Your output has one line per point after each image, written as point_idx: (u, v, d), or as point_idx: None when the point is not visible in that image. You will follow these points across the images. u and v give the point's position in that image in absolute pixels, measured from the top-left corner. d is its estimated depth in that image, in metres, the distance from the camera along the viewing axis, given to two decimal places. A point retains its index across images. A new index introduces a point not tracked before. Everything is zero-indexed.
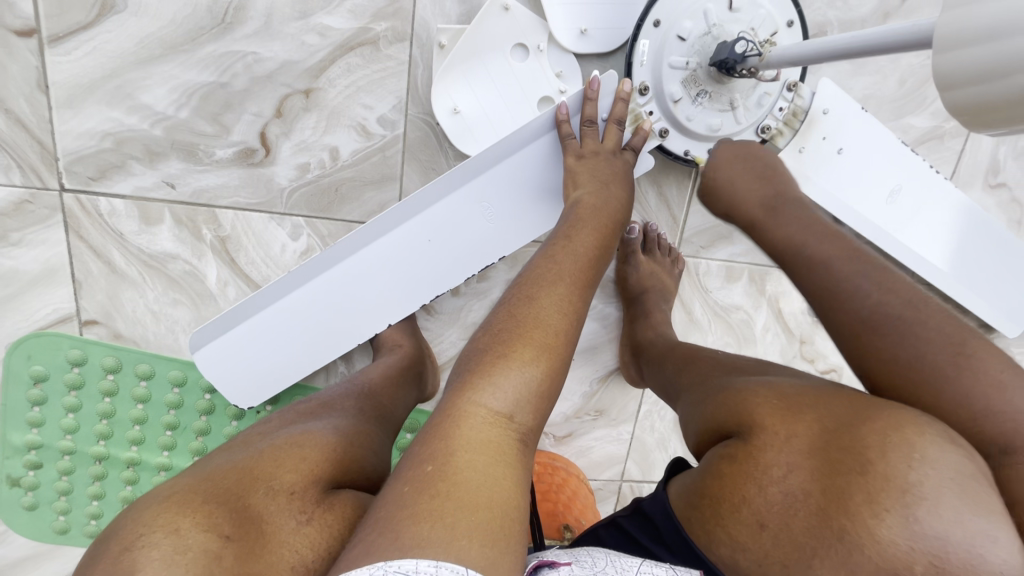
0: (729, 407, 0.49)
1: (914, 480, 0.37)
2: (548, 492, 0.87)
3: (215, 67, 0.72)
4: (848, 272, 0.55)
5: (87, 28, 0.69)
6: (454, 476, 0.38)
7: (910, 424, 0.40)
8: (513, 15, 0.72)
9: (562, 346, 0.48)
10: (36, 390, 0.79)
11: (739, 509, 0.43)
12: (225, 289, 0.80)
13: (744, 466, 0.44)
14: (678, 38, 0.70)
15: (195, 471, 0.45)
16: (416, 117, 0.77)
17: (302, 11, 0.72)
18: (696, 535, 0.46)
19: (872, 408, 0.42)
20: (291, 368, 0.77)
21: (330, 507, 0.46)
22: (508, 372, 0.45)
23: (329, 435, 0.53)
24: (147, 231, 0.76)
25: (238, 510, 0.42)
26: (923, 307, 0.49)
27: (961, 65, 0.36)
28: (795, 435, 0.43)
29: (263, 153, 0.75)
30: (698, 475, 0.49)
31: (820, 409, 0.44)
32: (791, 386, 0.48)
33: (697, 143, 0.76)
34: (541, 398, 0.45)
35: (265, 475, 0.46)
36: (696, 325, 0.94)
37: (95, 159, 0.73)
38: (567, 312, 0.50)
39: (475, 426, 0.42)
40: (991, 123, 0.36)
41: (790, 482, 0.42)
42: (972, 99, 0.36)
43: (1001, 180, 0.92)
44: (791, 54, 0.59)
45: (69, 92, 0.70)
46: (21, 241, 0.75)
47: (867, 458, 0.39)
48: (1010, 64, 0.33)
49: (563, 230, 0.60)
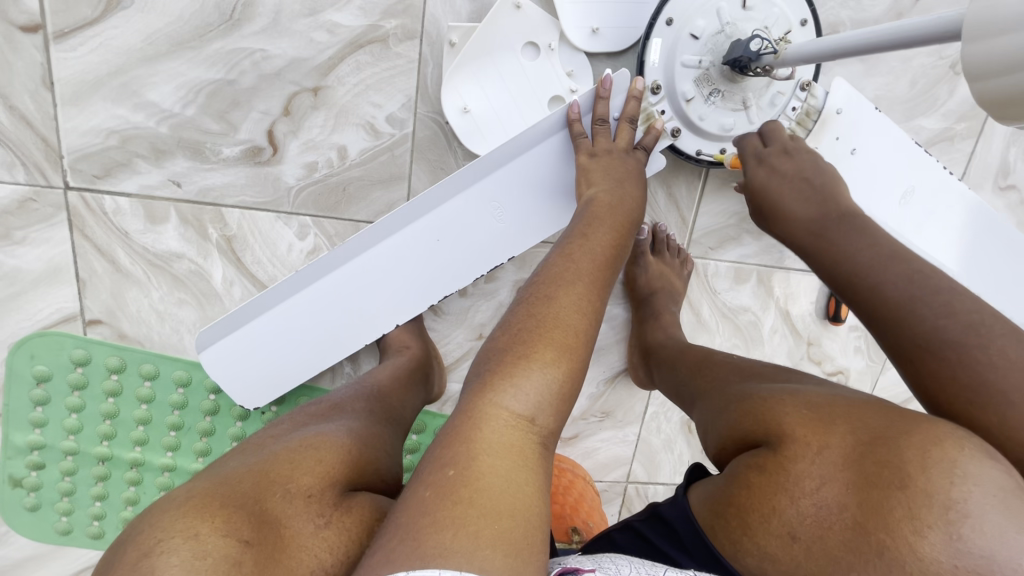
0: (755, 416, 0.49)
1: (957, 496, 0.36)
2: (555, 494, 0.86)
3: (223, 64, 0.71)
4: (903, 285, 0.49)
5: (93, 23, 0.68)
6: (477, 482, 0.38)
7: (947, 437, 0.39)
8: (525, 13, 0.71)
9: (582, 348, 0.48)
10: (39, 389, 0.78)
11: (769, 520, 0.43)
12: (231, 289, 0.79)
13: (774, 477, 0.44)
14: (691, 36, 0.70)
15: (210, 475, 0.44)
16: (425, 115, 0.76)
17: (310, 8, 0.71)
18: (720, 543, 0.46)
19: (908, 420, 0.42)
20: (301, 369, 0.76)
21: (347, 511, 0.46)
22: (530, 376, 0.44)
23: (343, 437, 0.52)
24: (152, 230, 0.76)
25: (256, 513, 0.41)
26: (988, 330, 0.44)
27: (991, 55, 0.36)
28: (827, 446, 0.43)
29: (270, 151, 0.74)
30: (723, 482, 0.49)
31: (853, 420, 0.44)
32: (819, 396, 0.48)
33: (708, 143, 0.76)
34: (562, 401, 0.45)
35: (281, 478, 0.45)
36: (704, 326, 0.93)
37: (100, 156, 0.72)
38: (586, 310, 0.50)
39: (497, 429, 0.41)
40: (1021, 115, 0.36)
41: (824, 495, 0.41)
42: (1002, 90, 0.36)
43: (1011, 182, 0.92)
44: (807, 52, 0.58)
45: (74, 89, 0.69)
46: (25, 240, 0.74)
47: (906, 472, 0.38)
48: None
49: (578, 228, 0.60)
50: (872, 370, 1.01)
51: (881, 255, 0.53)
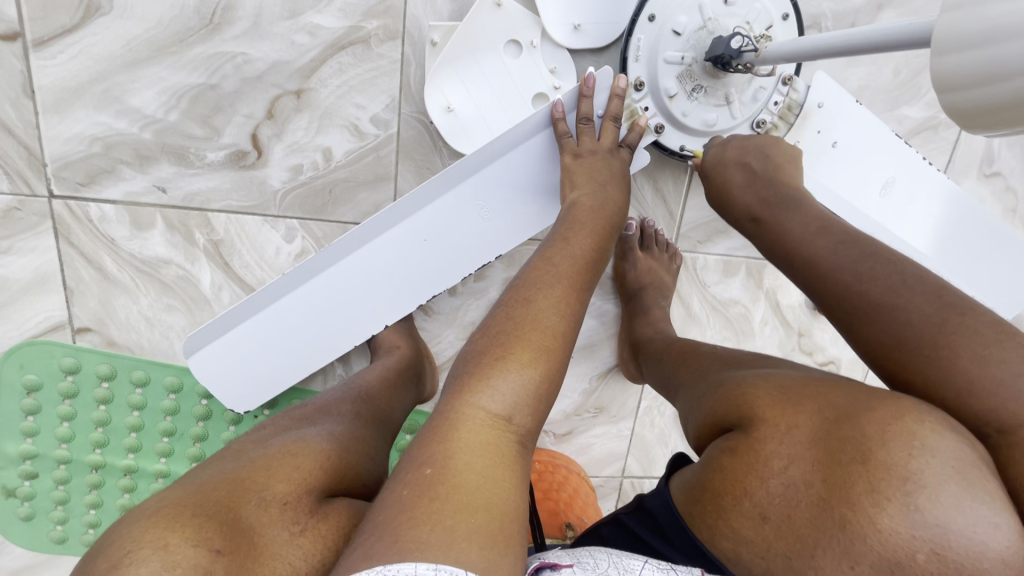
0: (728, 400, 0.50)
1: (914, 468, 0.37)
2: (549, 491, 0.87)
3: (204, 68, 0.71)
4: (831, 251, 0.53)
5: (72, 31, 0.68)
6: (454, 478, 0.38)
7: (909, 412, 0.40)
8: (505, 11, 0.71)
9: (558, 346, 0.48)
10: (29, 399, 0.78)
11: (741, 502, 0.43)
12: (219, 293, 0.79)
13: (745, 458, 0.44)
14: (674, 32, 0.70)
15: (186, 483, 0.44)
16: (409, 116, 0.76)
17: (291, 10, 0.71)
18: (699, 529, 0.46)
19: (871, 396, 0.42)
20: (291, 374, 0.76)
21: (324, 518, 0.45)
22: (506, 374, 0.44)
23: (324, 442, 0.52)
24: (138, 236, 0.75)
25: (227, 521, 0.41)
26: (911, 286, 0.47)
27: (961, 66, 0.36)
28: (795, 426, 0.43)
29: (255, 155, 0.74)
30: (699, 469, 0.49)
31: (821, 399, 0.44)
32: (791, 378, 0.48)
33: (692, 139, 0.76)
34: (540, 398, 0.45)
35: (256, 485, 0.45)
36: (695, 320, 0.94)
37: (84, 164, 0.72)
38: (565, 312, 0.50)
39: (474, 429, 0.41)
40: (992, 125, 0.36)
41: (791, 474, 0.41)
42: (973, 103, 0.36)
43: (996, 169, 0.92)
44: (788, 51, 0.58)
45: (55, 96, 0.69)
46: (11, 249, 0.74)
47: (867, 447, 0.39)
48: (1012, 67, 0.33)
49: (559, 231, 0.60)
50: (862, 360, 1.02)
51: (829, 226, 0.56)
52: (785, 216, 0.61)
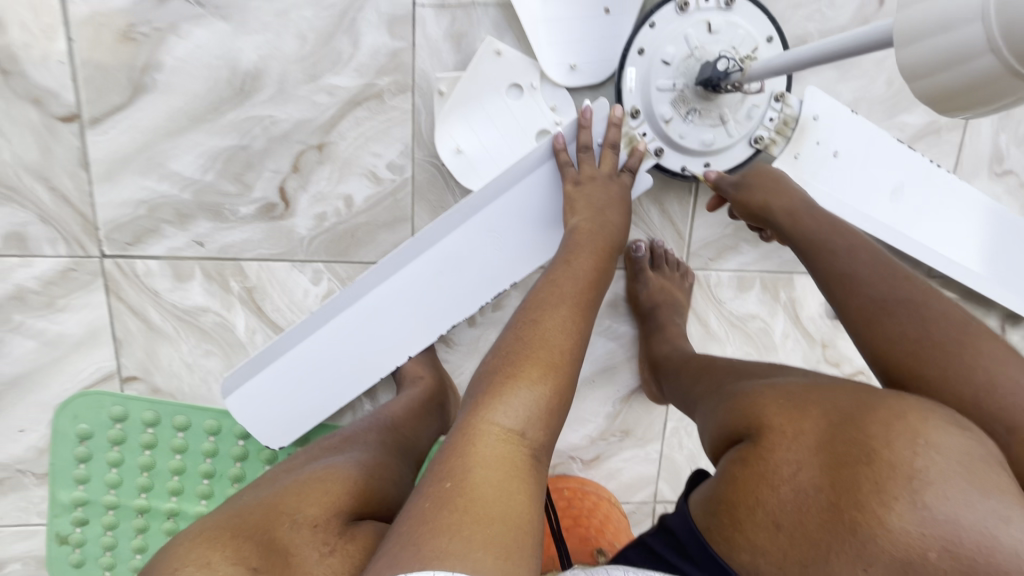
0: (742, 412, 0.57)
1: (918, 466, 0.44)
2: (579, 517, 0.89)
3: (236, 132, 0.77)
4: (870, 263, 0.60)
5: (121, 108, 0.75)
6: (472, 490, 0.40)
7: (912, 412, 0.47)
8: (505, 58, 0.77)
9: (567, 365, 0.50)
10: (81, 447, 0.84)
11: (755, 511, 0.49)
12: (254, 336, 0.84)
13: (756, 468, 0.51)
14: (663, 62, 0.74)
15: (225, 508, 0.48)
16: (422, 160, 0.81)
17: (312, 74, 0.77)
18: (717, 544, 0.51)
19: (873, 400, 0.49)
20: (321, 410, 0.79)
21: (352, 538, 0.47)
22: (518, 390, 0.46)
23: (352, 468, 0.54)
24: (180, 287, 0.81)
25: (264, 542, 0.44)
26: (934, 297, 0.56)
27: (924, 56, 0.38)
28: (801, 433, 0.50)
29: (283, 207, 0.80)
30: (715, 483, 0.54)
31: (825, 405, 0.51)
32: (797, 387, 0.55)
33: (692, 159, 0.78)
34: (549, 413, 0.47)
35: (289, 509, 0.47)
36: (714, 337, 0.94)
37: (131, 226, 0.79)
38: (572, 330, 0.52)
39: (488, 444, 0.43)
40: (963, 106, 0.38)
41: (800, 479, 0.48)
42: (939, 88, 0.38)
43: (1008, 167, 0.92)
44: (771, 65, 0.62)
45: (107, 167, 0.77)
46: (66, 306, 0.80)
47: (873, 449, 0.46)
48: (968, 51, 0.35)
49: (564, 255, 0.63)
50: None
51: (858, 249, 0.62)
52: (831, 239, 0.64)
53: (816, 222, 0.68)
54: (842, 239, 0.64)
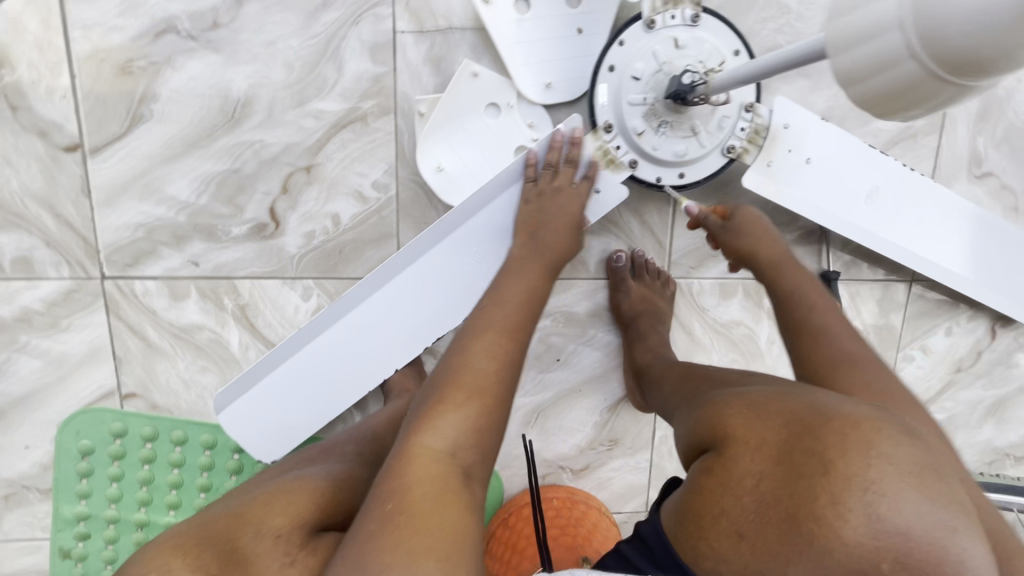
0: (709, 421, 0.60)
1: (871, 477, 0.44)
2: (567, 527, 0.90)
3: (228, 156, 0.81)
4: (840, 325, 0.68)
5: (120, 137, 0.80)
6: (415, 507, 0.42)
7: (866, 423, 0.47)
8: (482, 80, 0.80)
9: (497, 387, 0.50)
10: (83, 463, 0.86)
11: (719, 521, 0.53)
12: (247, 352, 0.87)
13: (720, 479, 0.54)
14: (633, 78, 0.76)
15: (197, 517, 0.51)
16: (406, 178, 0.84)
17: (298, 100, 0.81)
18: (684, 549, 0.57)
19: (830, 411, 0.50)
20: (310, 424, 0.82)
21: (313, 550, 0.48)
22: (446, 414, 0.48)
23: (321, 480, 0.56)
24: (176, 306, 0.85)
25: (225, 550, 0.46)
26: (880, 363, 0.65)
27: (853, 63, 0.39)
28: (762, 444, 0.52)
29: (274, 226, 0.84)
30: (685, 493, 0.59)
31: (784, 416, 0.53)
32: (761, 396, 0.57)
33: (666, 170, 0.81)
34: (480, 432, 0.48)
35: (255, 518, 0.50)
36: (698, 345, 0.95)
37: (130, 248, 0.83)
38: (504, 355, 0.53)
39: (423, 465, 0.45)
40: (898, 109, 0.39)
41: (760, 490, 0.50)
42: (872, 92, 0.39)
43: (987, 169, 0.92)
44: (741, 72, 0.60)
45: (107, 193, 0.81)
46: (69, 326, 0.84)
47: (829, 459, 0.46)
48: (892, 57, 0.36)
49: (505, 274, 0.66)
50: None
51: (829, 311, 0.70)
52: (804, 293, 0.72)
53: (796, 276, 0.74)
54: (814, 293, 0.72)
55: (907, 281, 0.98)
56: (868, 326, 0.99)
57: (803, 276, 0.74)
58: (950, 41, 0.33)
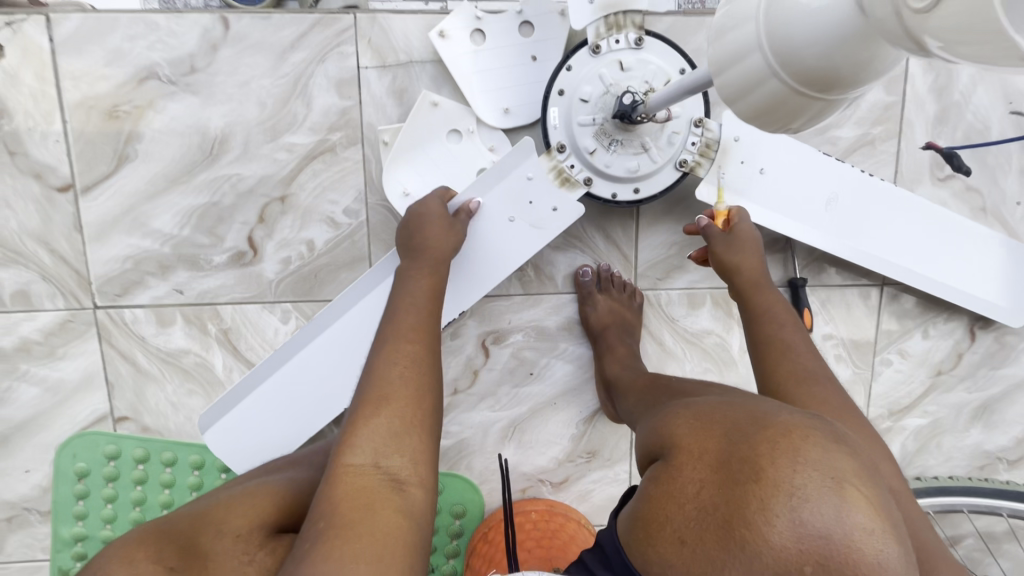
0: (659, 430, 0.57)
1: (797, 483, 0.43)
2: (543, 539, 0.91)
3: (207, 190, 0.87)
4: (809, 353, 0.68)
5: (109, 176, 0.85)
6: (345, 520, 0.45)
7: (796, 430, 0.47)
8: (442, 108, 0.84)
9: (414, 405, 0.54)
10: (79, 485, 0.91)
11: (664, 528, 0.49)
12: (231, 374, 0.91)
13: (665, 487, 0.51)
14: (582, 100, 0.80)
15: (159, 520, 0.53)
16: (376, 204, 0.88)
17: (271, 135, 0.86)
18: (635, 557, 0.52)
19: (766, 420, 0.49)
20: (287, 442, 0.84)
21: (270, 549, 0.52)
22: (363, 431, 0.51)
23: (279, 487, 0.58)
24: (163, 332, 0.90)
25: (186, 545, 0.50)
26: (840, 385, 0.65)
27: (730, 84, 0.41)
28: (705, 452, 0.50)
29: (252, 253, 0.88)
30: (637, 500, 0.54)
31: (726, 423, 0.51)
32: (708, 406, 0.55)
33: (622, 185, 0.84)
34: (401, 442, 0.51)
35: (216, 519, 0.53)
36: (670, 354, 0.96)
37: (120, 278, 0.88)
38: (418, 371, 0.57)
39: (355, 480, 0.48)
40: (773, 124, 0.41)
41: (700, 497, 0.48)
42: (750, 109, 0.41)
43: (950, 172, 0.93)
44: (685, 82, 0.58)
45: (98, 228, 0.87)
46: (65, 354, 0.89)
47: (760, 467, 0.45)
48: (758, 77, 0.39)
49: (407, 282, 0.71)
50: (862, 377, 1.00)
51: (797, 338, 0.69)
52: (773, 316, 0.72)
53: (768, 300, 0.74)
54: (785, 317, 0.72)
55: (878, 285, 0.98)
56: (842, 331, 0.99)
57: (775, 300, 0.74)
58: (807, 58, 0.35)
